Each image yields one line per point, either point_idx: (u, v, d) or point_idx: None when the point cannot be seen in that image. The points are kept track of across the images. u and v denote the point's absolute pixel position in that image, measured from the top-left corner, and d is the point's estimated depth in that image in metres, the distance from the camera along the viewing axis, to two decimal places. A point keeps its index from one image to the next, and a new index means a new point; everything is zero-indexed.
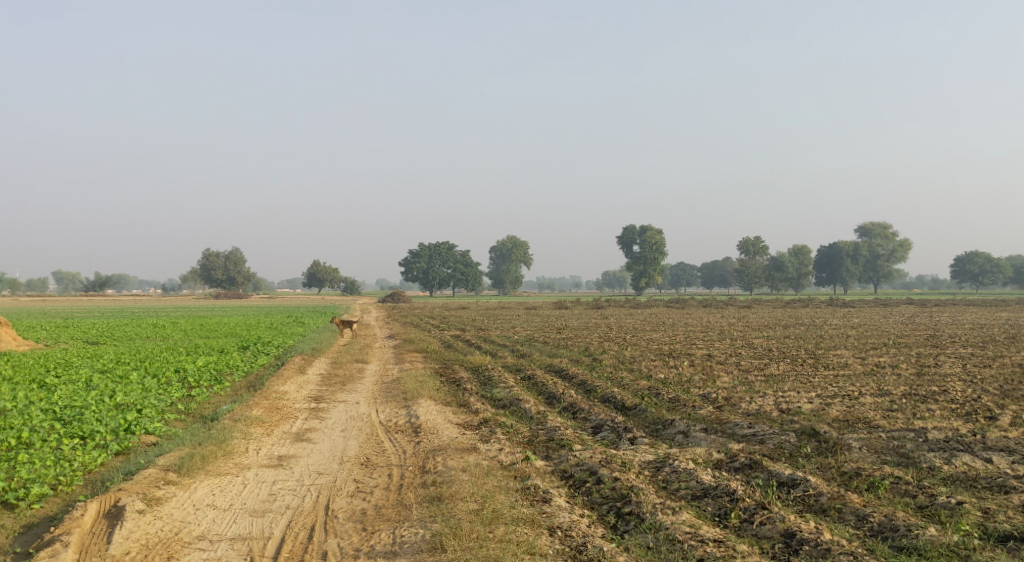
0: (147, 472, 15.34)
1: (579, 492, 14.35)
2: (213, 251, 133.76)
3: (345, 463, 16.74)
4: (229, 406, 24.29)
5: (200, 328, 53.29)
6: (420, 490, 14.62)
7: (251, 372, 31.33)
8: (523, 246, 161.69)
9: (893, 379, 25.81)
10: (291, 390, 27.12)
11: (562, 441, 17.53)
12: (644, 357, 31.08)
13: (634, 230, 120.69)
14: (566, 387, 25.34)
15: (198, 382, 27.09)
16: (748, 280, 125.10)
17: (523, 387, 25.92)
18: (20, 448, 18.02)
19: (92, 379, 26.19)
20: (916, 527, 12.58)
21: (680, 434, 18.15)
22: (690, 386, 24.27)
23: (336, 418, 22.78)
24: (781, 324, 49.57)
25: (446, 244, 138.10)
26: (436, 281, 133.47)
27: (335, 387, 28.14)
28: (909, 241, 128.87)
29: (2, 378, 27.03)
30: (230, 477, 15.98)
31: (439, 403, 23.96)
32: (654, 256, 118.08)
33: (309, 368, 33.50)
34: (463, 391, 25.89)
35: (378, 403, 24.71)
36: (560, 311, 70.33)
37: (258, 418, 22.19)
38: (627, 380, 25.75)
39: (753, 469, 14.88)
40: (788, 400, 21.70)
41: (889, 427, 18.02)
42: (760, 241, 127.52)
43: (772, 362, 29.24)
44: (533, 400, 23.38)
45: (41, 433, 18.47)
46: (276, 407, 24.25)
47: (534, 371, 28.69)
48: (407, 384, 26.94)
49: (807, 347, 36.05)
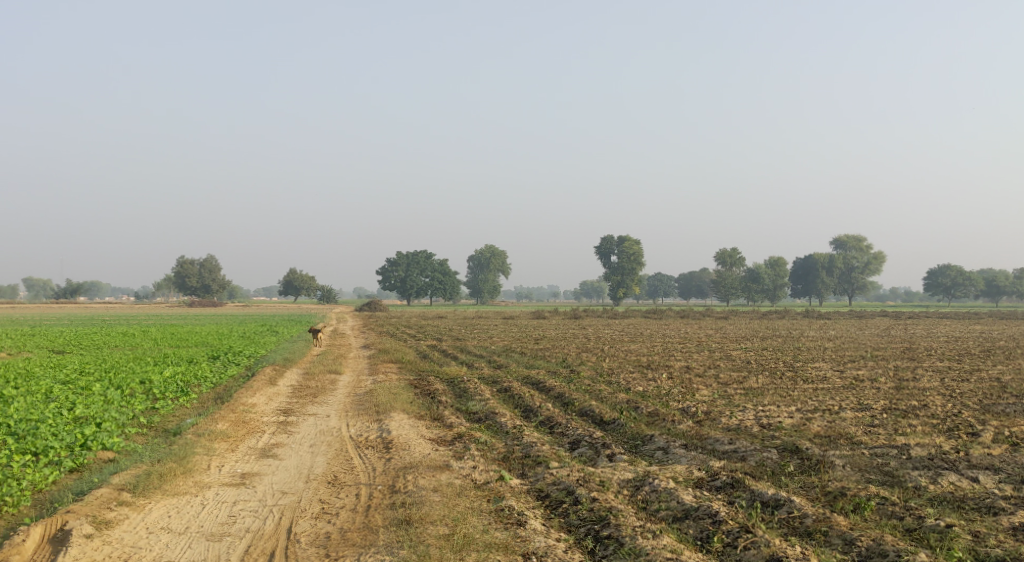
0: (99, 492, 14.67)
1: (555, 514, 13.76)
2: (187, 258, 131.80)
3: (311, 482, 16.08)
4: (193, 419, 23.58)
5: (170, 336, 52.14)
6: (388, 512, 13.99)
7: (220, 384, 30.53)
8: (501, 256, 161.38)
9: (873, 393, 25.41)
10: (260, 403, 26.39)
11: (538, 458, 16.96)
12: (622, 369, 30.53)
13: (612, 241, 120.40)
14: (542, 400, 24.76)
15: (163, 394, 26.32)
16: (725, 291, 124.89)
17: (499, 400, 25.31)
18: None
19: (52, 391, 25.40)
20: (906, 552, 12.09)
21: (660, 451, 17.61)
22: (670, 400, 23.76)
23: (305, 432, 22.14)
24: (758, 335, 49.23)
25: (424, 253, 137.47)
26: (413, 290, 132.67)
27: (305, 399, 27.41)
28: (883, 254, 129.38)
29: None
30: (188, 497, 15.31)
31: (412, 417, 23.32)
32: (632, 266, 117.83)
33: (280, 379, 32.72)
34: (437, 403, 25.25)
35: (348, 417, 24.01)
36: (538, 321, 69.89)
37: (223, 433, 21.58)
38: (605, 393, 25.20)
39: (735, 488, 14.34)
40: (768, 415, 21.20)
41: (871, 443, 17.55)
42: (737, 253, 127.65)
43: (750, 375, 28.76)
44: (509, 414, 22.78)
45: None
46: (242, 421, 23.53)
47: (510, 384, 28.07)
48: (379, 396, 26.27)
49: (785, 359, 35.64)
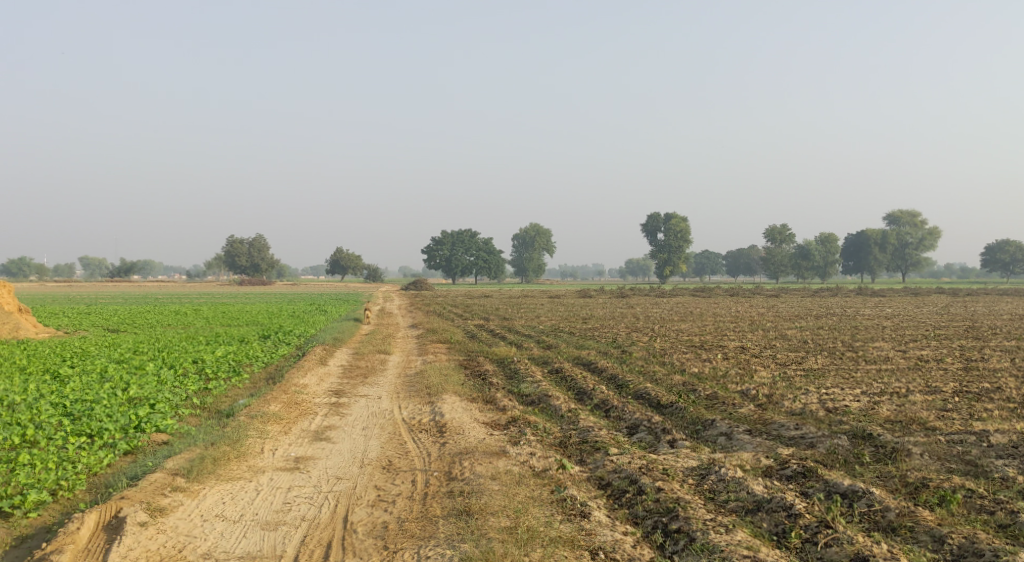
0: (154, 476, 14.55)
1: (620, 504, 13.25)
2: (237, 238, 133.15)
3: (365, 467, 15.75)
4: (246, 400, 23.45)
5: (222, 315, 52.36)
6: (446, 501, 13.58)
7: (271, 363, 30.46)
8: (546, 234, 160.42)
9: (940, 375, 24.46)
10: (311, 383, 26.17)
11: (596, 443, 16.44)
12: (675, 349, 29.90)
13: (658, 219, 119.00)
14: (596, 382, 24.20)
15: (216, 373, 26.21)
16: (774, 269, 123.14)
17: (552, 382, 24.79)
18: (22, 449, 17.83)
19: (108, 370, 25.49)
20: (1005, 552, 11.43)
21: (723, 436, 16.97)
22: (728, 382, 23.06)
23: (357, 415, 21.97)
24: (812, 314, 48.13)
25: (469, 232, 137.35)
26: (458, 268, 132.50)
27: (356, 380, 27.17)
28: (938, 230, 126.25)
29: (16, 369, 26.44)
30: (243, 482, 15.07)
31: (464, 399, 22.96)
32: (679, 244, 116.31)
33: (330, 359, 32.60)
34: (489, 385, 24.83)
35: (400, 398, 23.72)
36: (584, 300, 69.26)
37: (275, 415, 21.51)
38: (659, 375, 24.59)
39: (807, 477, 13.70)
40: (833, 398, 20.42)
41: (947, 430, 16.72)
42: (787, 229, 125.82)
43: (809, 356, 27.95)
44: (562, 397, 22.28)
45: (46, 430, 18.17)
46: (295, 402, 23.35)
47: (561, 364, 27.60)
48: (431, 378, 25.90)
49: (844, 339, 34.67)
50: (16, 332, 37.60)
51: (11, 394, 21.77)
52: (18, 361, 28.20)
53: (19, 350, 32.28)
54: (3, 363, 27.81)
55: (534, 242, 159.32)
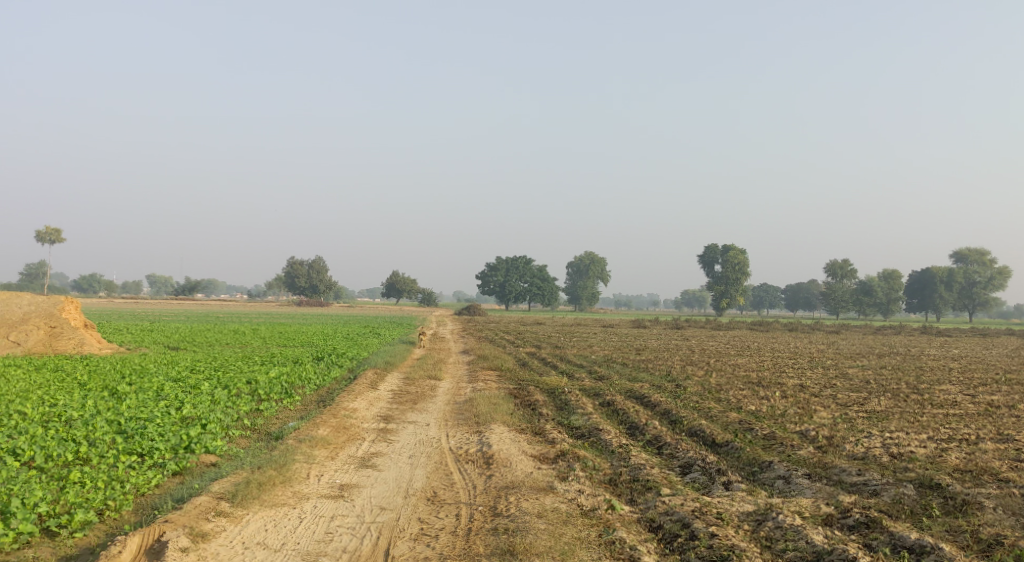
0: (199, 499, 14.43)
1: (671, 549, 12.69)
2: (297, 259, 135.05)
3: (410, 498, 15.38)
4: (296, 423, 23.31)
5: (278, 336, 52.70)
6: (491, 538, 13.15)
7: (323, 386, 30.35)
8: (601, 263, 159.67)
9: (1013, 422, 23.31)
10: (361, 408, 25.95)
11: (648, 482, 15.87)
12: (732, 385, 29.10)
13: (716, 250, 117.64)
14: (649, 417, 23.58)
15: (268, 395, 26.14)
16: (835, 304, 120.80)
17: (603, 415, 24.23)
18: (75, 466, 18.16)
19: (163, 388, 25.56)
20: None
21: (781, 480, 16.29)
22: (787, 421, 22.27)
23: (404, 442, 21.70)
24: (875, 352, 46.72)
25: (523, 259, 137.28)
26: (512, 295, 132.33)
27: (406, 406, 26.87)
28: (1008, 269, 122.65)
29: (75, 384, 26.71)
30: (286, 509, 14.79)
31: (513, 430, 22.52)
32: (737, 276, 114.70)
33: (381, 383, 32.41)
34: (539, 416, 24.34)
35: (449, 427, 23.38)
36: (639, 331, 68.45)
37: (323, 439, 21.33)
38: (715, 412, 23.88)
39: (871, 528, 12.99)
40: (898, 443, 19.54)
41: (1021, 482, 15.83)
42: (848, 264, 123.47)
43: (872, 397, 26.94)
44: (614, 432, 21.72)
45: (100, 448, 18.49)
46: (343, 427, 23.14)
47: (614, 397, 27.01)
48: (480, 406, 25.50)
49: (909, 380, 33.43)
50: (80, 347, 38.18)
51: (68, 410, 21.95)
52: (78, 377, 28.55)
53: (81, 366, 32.71)
54: (65, 378, 28.14)
55: (589, 270, 158.58)
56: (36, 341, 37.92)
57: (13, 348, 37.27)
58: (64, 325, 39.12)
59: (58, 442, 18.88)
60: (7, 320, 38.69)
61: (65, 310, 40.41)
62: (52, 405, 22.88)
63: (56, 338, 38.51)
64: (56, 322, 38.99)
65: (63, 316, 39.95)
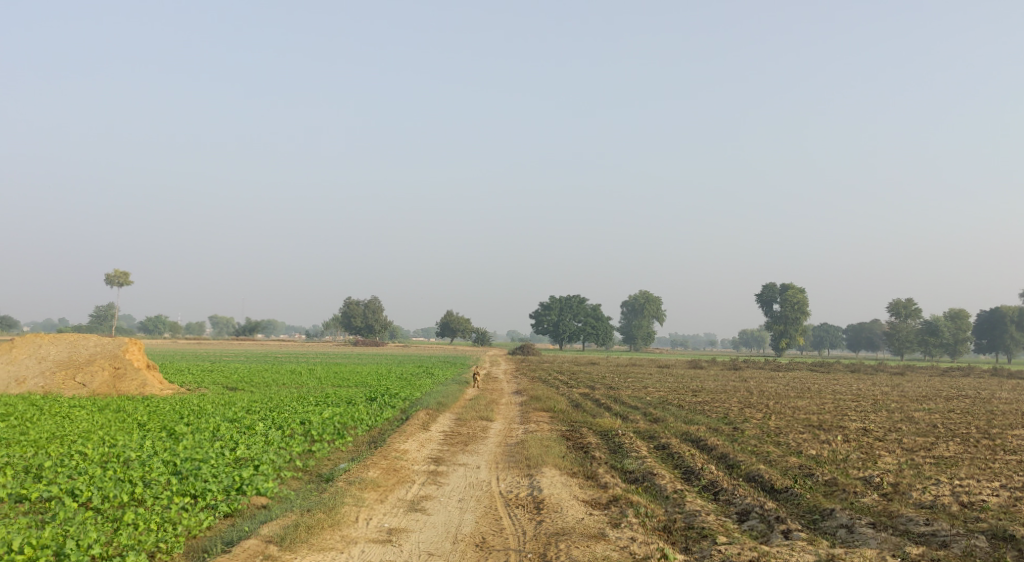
0: (247, 543, 14.40)
1: None
2: (353, 299, 136.36)
3: (459, 543, 15.07)
4: (347, 465, 23.16)
5: (334, 376, 52.85)
6: None
7: (375, 427, 30.20)
8: (656, 301, 158.19)
9: None
10: (412, 449, 25.72)
11: (703, 530, 15.37)
12: (792, 429, 28.26)
13: (774, 288, 115.95)
14: (705, 461, 22.96)
15: (321, 436, 26.04)
16: (899, 344, 118.00)
17: (658, 459, 23.65)
18: (131, 507, 18.30)
19: (219, 429, 25.63)
20: None
21: (843, 529, 15.63)
22: (849, 467, 21.51)
23: (454, 485, 21.42)
24: (943, 395, 45.19)
25: (577, 298, 136.77)
26: (566, 334, 131.78)
27: (457, 448, 26.56)
28: None
29: (135, 424, 26.92)
30: (334, 553, 14.58)
31: (565, 473, 22.10)
32: (796, 315, 112.74)
33: (432, 424, 32.17)
34: (591, 459, 23.87)
35: (499, 470, 23.02)
36: (695, 371, 67.36)
37: (373, 482, 21.15)
38: (774, 456, 23.18)
39: None
40: (968, 491, 18.70)
41: None
42: (913, 304, 120.77)
43: (940, 442, 25.92)
44: (668, 476, 21.19)
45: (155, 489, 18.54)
46: (393, 469, 22.92)
47: (669, 440, 26.40)
48: (532, 449, 25.08)
49: (979, 425, 32.15)
50: (143, 389, 38.55)
51: (126, 450, 22.12)
52: (139, 417, 28.81)
53: (142, 406, 32.96)
54: (125, 418, 28.41)
55: (643, 309, 157.24)
56: (101, 382, 38.52)
57: (79, 389, 38.07)
58: (127, 366, 39.55)
59: (114, 483, 19.03)
60: (73, 361, 39.33)
61: (129, 351, 40.89)
62: (111, 446, 23.06)
63: (119, 379, 38.96)
64: (120, 363, 39.47)
65: (127, 356, 40.45)
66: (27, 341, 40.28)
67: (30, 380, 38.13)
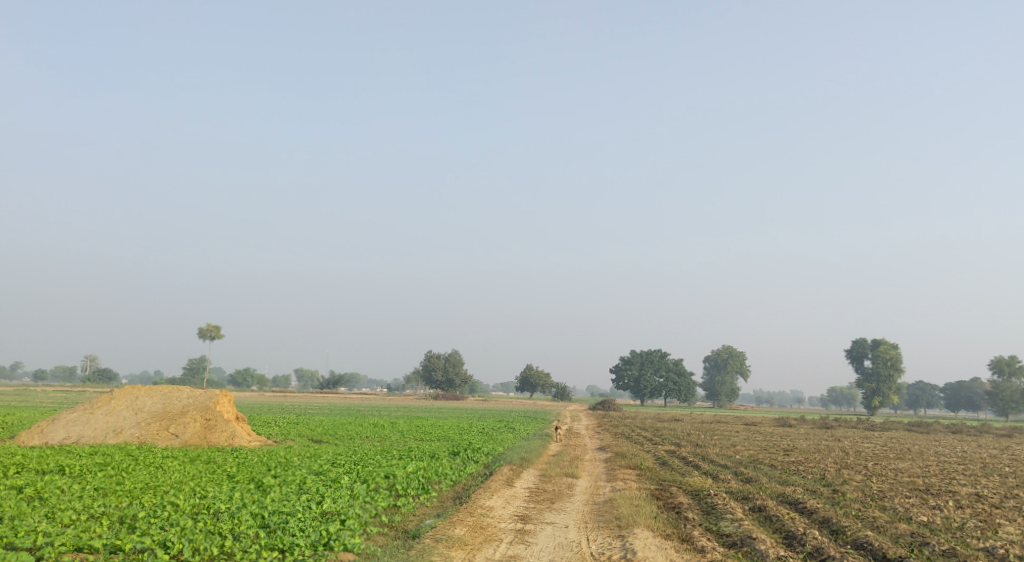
0: None
1: None
2: (433, 353, 136.89)
3: None
4: (433, 521, 22.64)
5: (417, 429, 52.47)
6: None
7: (459, 482, 29.61)
8: (740, 357, 154.76)
9: None
10: (497, 506, 25.06)
11: None
12: (897, 492, 26.75)
13: (865, 344, 112.52)
14: (806, 525, 21.82)
15: (405, 490, 25.60)
16: (1001, 405, 113.23)
17: (755, 522, 22.55)
18: None
19: (305, 482, 25.37)
20: None
21: None
22: (967, 537, 20.18)
23: (543, 544, 20.68)
24: None
25: (659, 352, 134.71)
26: (647, 390, 129.65)
27: (543, 506, 25.75)
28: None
29: (224, 476, 26.90)
30: None
31: (658, 535, 21.20)
32: (889, 373, 109.10)
33: (516, 480, 31.40)
34: (684, 521, 22.82)
35: (588, 529, 22.22)
36: (786, 429, 65.05)
37: (460, 540, 20.64)
38: (881, 521, 21.89)
39: None
40: None
41: None
42: (1017, 361, 115.85)
43: None
44: (769, 541, 20.15)
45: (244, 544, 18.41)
46: (479, 526, 22.31)
47: (765, 501, 25.20)
48: (622, 508, 24.15)
49: None
50: (232, 441, 38.86)
51: (216, 501, 22.06)
52: (227, 468, 28.93)
53: (231, 458, 33.04)
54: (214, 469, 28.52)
55: (727, 365, 153.98)
56: (193, 433, 38.87)
57: (172, 440, 38.46)
58: (218, 418, 39.90)
59: (205, 535, 18.96)
60: (167, 413, 39.86)
61: (220, 403, 41.25)
62: (201, 497, 23.02)
63: (210, 430, 39.31)
64: (211, 415, 39.83)
65: (218, 408, 40.85)
66: (124, 392, 41.04)
67: (127, 430, 38.64)
